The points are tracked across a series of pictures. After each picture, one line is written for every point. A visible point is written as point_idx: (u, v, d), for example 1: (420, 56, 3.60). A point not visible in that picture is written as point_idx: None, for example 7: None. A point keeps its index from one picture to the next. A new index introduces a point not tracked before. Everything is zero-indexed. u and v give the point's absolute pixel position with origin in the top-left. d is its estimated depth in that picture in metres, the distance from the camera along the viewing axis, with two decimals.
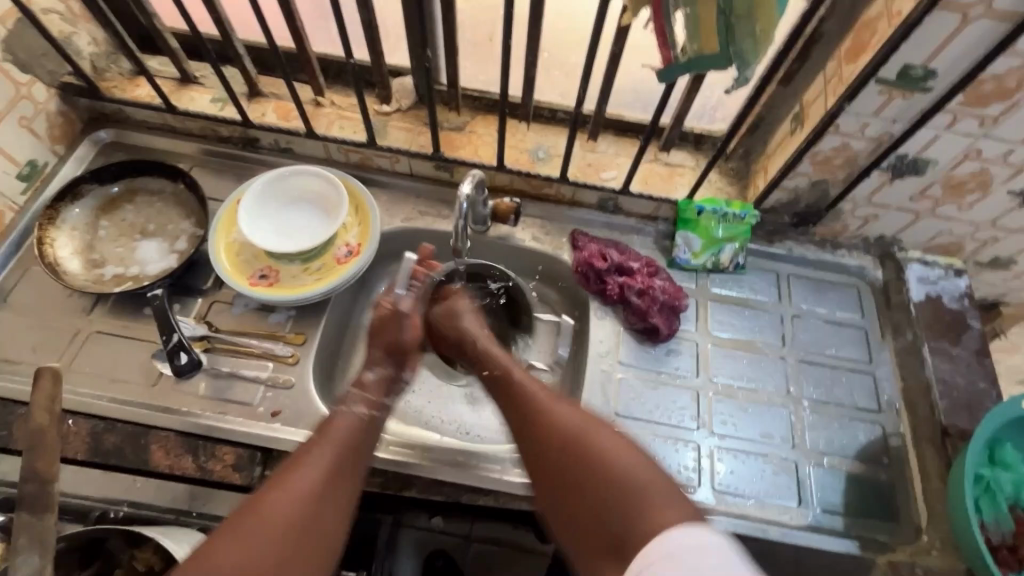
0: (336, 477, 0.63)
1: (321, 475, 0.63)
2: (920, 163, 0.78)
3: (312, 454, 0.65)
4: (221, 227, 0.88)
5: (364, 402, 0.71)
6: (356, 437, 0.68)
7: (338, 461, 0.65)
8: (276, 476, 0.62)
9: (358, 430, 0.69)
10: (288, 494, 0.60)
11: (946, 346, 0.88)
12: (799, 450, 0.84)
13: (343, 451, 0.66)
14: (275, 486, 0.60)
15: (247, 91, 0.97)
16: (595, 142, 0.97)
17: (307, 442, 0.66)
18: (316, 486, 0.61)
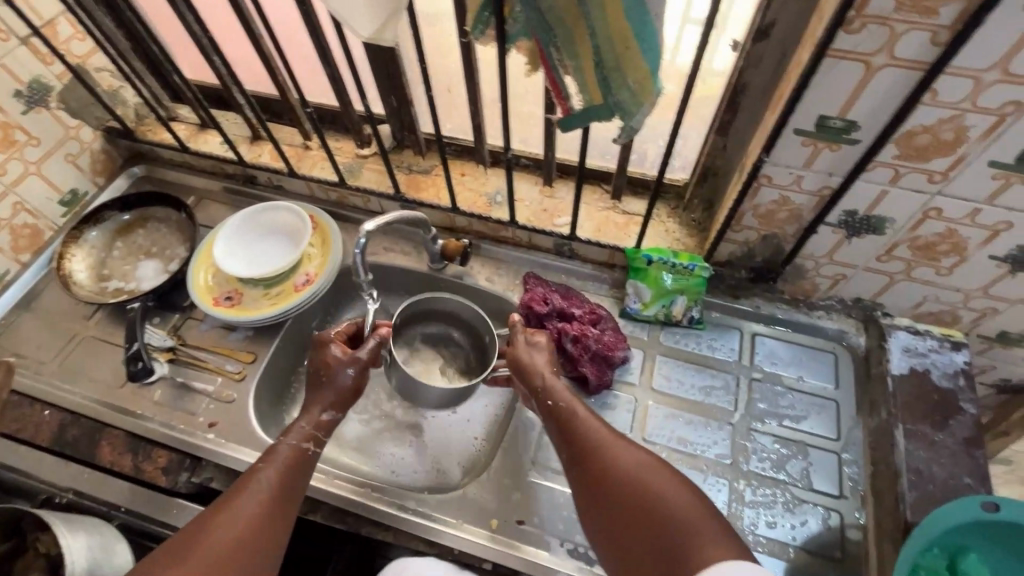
0: (271, 512, 0.65)
1: (255, 510, 0.64)
2: (875, 221, 0.71)
3: (253, 489, 0.66)
4: (202, 253, 0.99)
5: (306, 431, 0.73)
6: (295, 464, 0.70)
7: (275, 493, 0.67)
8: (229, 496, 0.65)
9: (298, 460, 0.70)
10: (225, 527, 0.62)
11: (927, 429, 0.76)
12: (732, 530, 0.75)
13: (281, 481, 0.68)
14: (227, 506, 0.64)
15: (249, 135, 1.10)
16: (554, 188, 0.98)
17: (251, 471, 0.68)
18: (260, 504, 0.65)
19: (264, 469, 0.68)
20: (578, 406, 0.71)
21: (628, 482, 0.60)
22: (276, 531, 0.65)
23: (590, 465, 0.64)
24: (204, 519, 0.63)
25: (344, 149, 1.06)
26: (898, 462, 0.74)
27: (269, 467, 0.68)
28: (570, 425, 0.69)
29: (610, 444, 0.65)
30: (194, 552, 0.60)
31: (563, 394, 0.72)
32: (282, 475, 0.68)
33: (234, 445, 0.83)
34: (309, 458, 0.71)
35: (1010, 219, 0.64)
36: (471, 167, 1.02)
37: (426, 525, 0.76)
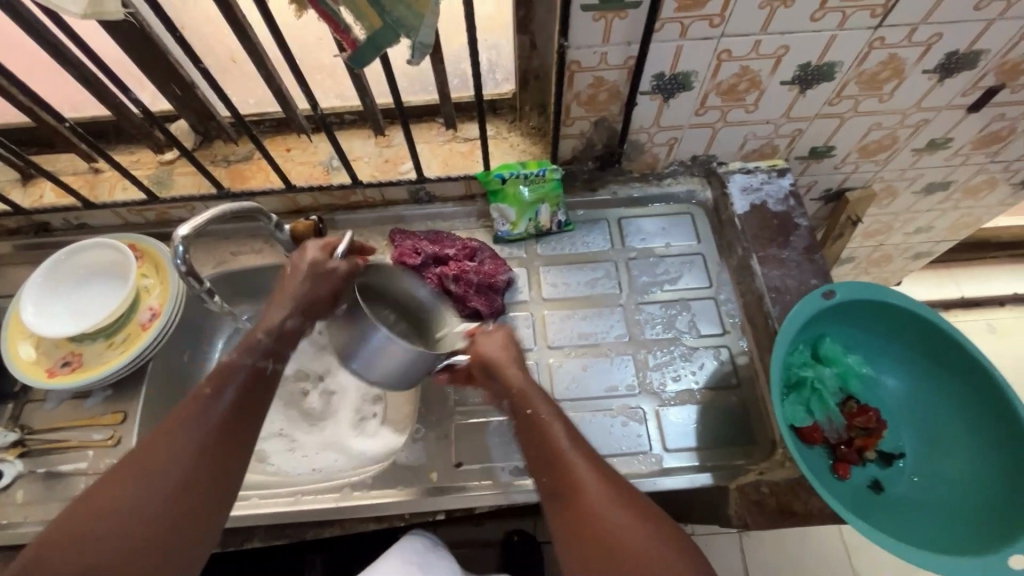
0: (218, 442, 0.58)
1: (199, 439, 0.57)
2: (682, 77, 0.75)
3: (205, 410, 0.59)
4: (13, 324, 0.84)
5: (260, 352, 0.66)
6: (256, 386, 0.63)
7: (226, 424, 0.59)
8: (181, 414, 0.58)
9: (252, 387, 0.63)
10: (163, 451, 0.56)
11: (776, 251, 0.86)
12: (645, 395, 0.81)
13: (233, 407, 0.60)
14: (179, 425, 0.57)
15: (20, 177, 0.92)
16: (389, 136, 0.94)
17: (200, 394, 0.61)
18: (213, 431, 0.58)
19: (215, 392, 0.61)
20: (559, 422, 0.63)
21: (607, 521, 0.55)
22: (227, 465, 0.58)
23: (562, 490, 0.59)
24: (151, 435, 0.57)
25: (144, 161, 0.93)
26: (760, 287, 0.83)
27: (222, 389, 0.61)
28: (546, 446, 0.62)
29: (589, 475, 0.58)
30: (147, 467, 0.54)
31: (536, 400, 0.65)
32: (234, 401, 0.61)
33: None
34: (266, 384, 0.64)
35: (785, 43, 0.71)
36: (293, 139, 0.93)
37: (371, 503, 0.74)
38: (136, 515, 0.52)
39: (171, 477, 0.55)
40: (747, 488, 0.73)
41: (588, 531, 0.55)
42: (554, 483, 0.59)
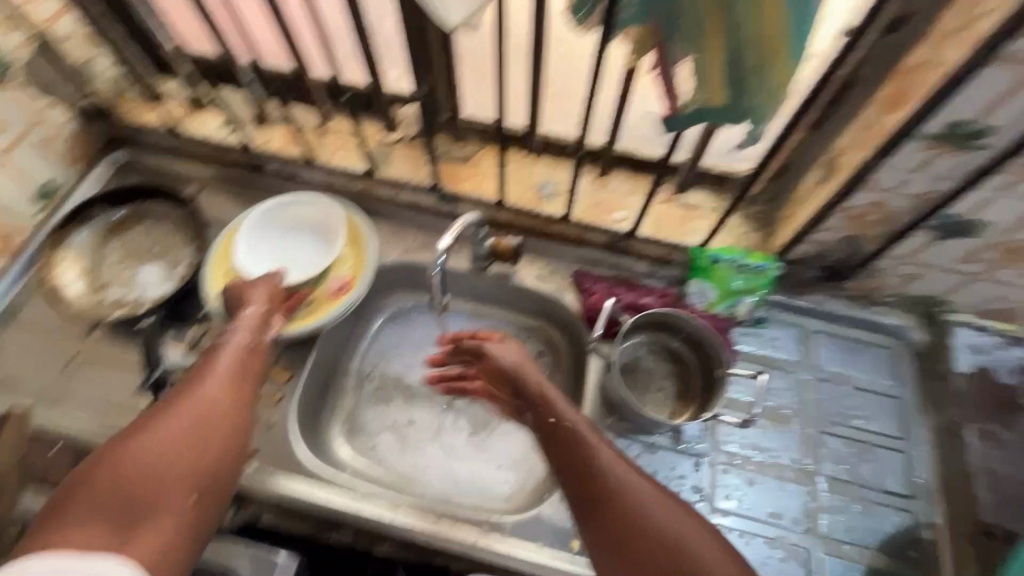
0: (223, 398, 0.63)
1: (210, 397, 0.62)
2: (973, 225, 0.68)
3: (198, 389, 0.63)
4: (219, 254, 0.87)
5: (245, 329, 0.71)
6: (240, 356, 0.68)
7: (220, 393, 0.63)
8: (175, 394, 0.62)
9: (243, 352, 0.69)
10: (180, 415, 0.60)
11: (997, 428, 0.77)
12: (812, 537, 0.75)
13: (231, 371, 0.66)
14: (176, 402, 0.61)
15: (256, 116, 0.96)
16: (607, 179, 0.91)
17: (193, 370, 0.66)
18: (211, 401, 0.62)
19: (212, 358, 0.67)
20: (551, 403, 0.65)
21: (649, 533, 0.55)
22: (231, 420, 0.63)
23: (599, 505, 0.58)
24: (155, 407, 0.61)
25: (369, 133, 0.95)
26: None
27: (220, 355, 0.67)
28: (572, 448, 0.61)
29: (613, 471, 0.59)
30: (145, 443, 0.56)
31: (570, 413, 0.63)
32: (233, 366, 0.67)
33: (283, 475, 0.75)
34: (257, 350, 0.71)
35: None
36: (513, 154, 0.93)
37: (507, 552, 0.72)
38: (160, 478, 0.55)
39: (190, 430, 0.59)
40: None
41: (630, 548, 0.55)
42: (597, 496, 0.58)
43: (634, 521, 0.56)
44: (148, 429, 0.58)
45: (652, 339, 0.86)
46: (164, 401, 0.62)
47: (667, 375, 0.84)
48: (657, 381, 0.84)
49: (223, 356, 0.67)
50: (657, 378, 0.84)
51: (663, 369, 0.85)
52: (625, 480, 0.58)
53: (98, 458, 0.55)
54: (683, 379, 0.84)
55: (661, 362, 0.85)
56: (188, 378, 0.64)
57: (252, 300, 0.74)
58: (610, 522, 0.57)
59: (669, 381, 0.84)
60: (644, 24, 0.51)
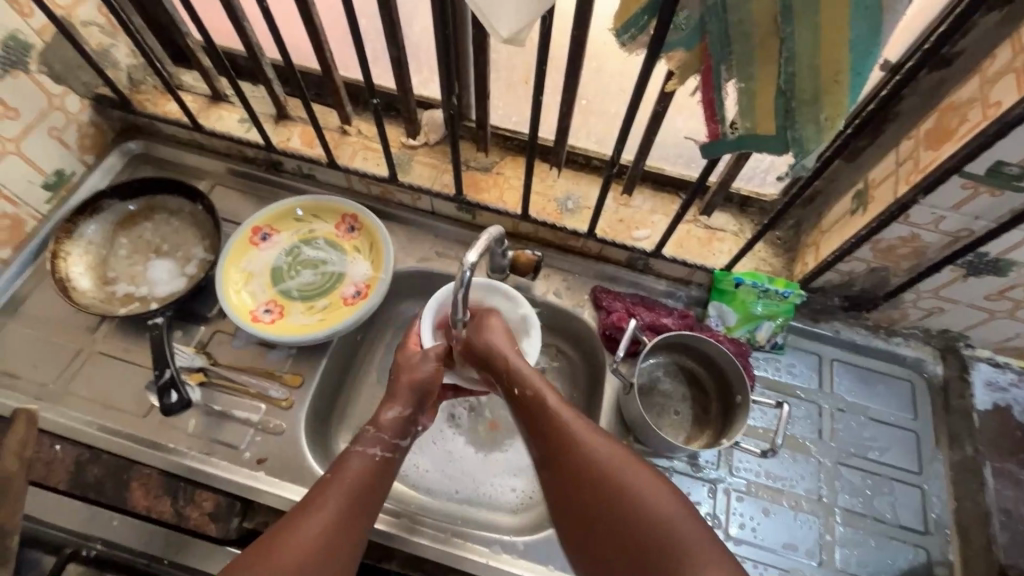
0: (346, 522, 0.61)
1: (329, 518, 0.60)
2: (1003, 264, 0.67)
3: (313, 510, 0.60)
4: (233, 254, 0.86)
5: (380, 441, 0.68)
6: (364, 479, 0.65)
7: (335, 522, 0.60)
8: (293, 514, 0.60)
9: (372, 470, 0.66)
10: (300, 538, 0.58)
11: (1014, 468, 0.76)
12: (826, 570, 0.74)
13: (356, 492, 0.63)
14: (291, 526, 0.59)
15: (275, 114, 0.95)
16: (630, 196, 0.90)
17: (322, 481, 0.64)
18: (321, 533, 0.59)
19: (338, 473, 0.64)
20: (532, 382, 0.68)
21: (592, 468, 0.60)
22: (340, 556, 0.59)
23: (553, 449, 0.63)
24: (282, 520, 0.59)
25: (390, 137, 0.93)
26: (987, 503, 0.74)
27: (346, 470, 0.65)
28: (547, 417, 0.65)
29: (583, 436, 0.63)
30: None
31: (530, 377, 0.68)
32: (354, 488, 0.63)
33: (289, 484, 0.74)
34: (388, 465, 0.68)
35: None
36: (536, 166, 0.91)
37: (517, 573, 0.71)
38: None
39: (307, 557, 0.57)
40: None
41: (576, 486, 0.61)
42: (545, 439, 0.64)
43: (570, 458, 0.62)
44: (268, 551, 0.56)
45: (670, 361, 0.85)
46: (289, 512, 0.61)
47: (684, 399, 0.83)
48: (673, 405, 0.83)
49: (348, 472, 0.65)
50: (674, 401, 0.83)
51: (679, 392, 0.84)
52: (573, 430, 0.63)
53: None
54: (698, 405, 0.83)
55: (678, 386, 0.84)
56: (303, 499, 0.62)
57: (397, 399, 0.72)
58: (560, 464, 0.62)
59: (686, 405, 0.83)
60: (693, 49, 0.50)
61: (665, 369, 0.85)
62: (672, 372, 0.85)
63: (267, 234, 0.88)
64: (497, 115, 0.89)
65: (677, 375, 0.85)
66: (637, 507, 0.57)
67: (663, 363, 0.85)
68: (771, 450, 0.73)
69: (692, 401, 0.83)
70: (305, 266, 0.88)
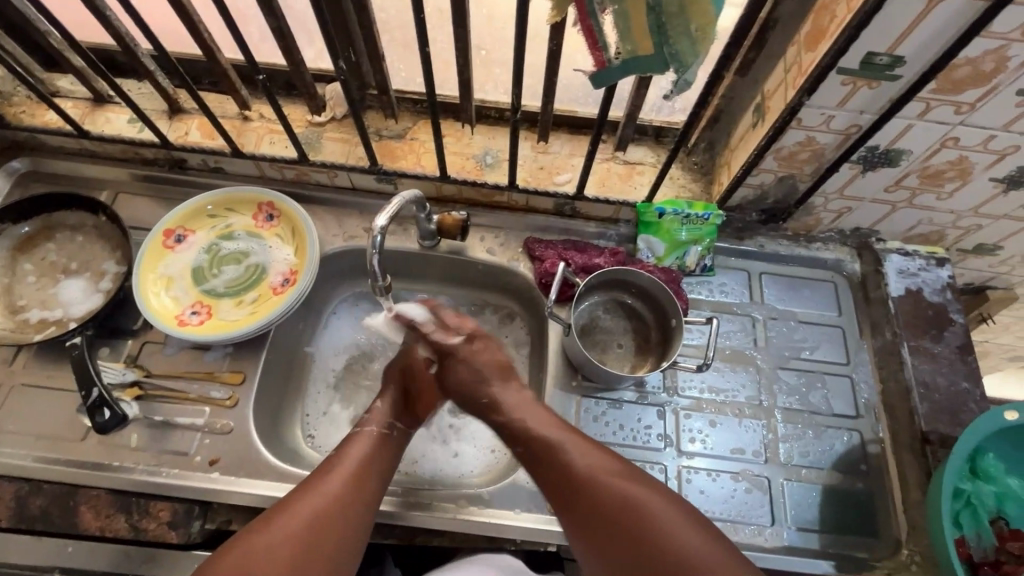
0: (352, 495, 0.62)
1: (333, 492, 0.62)
2: (894, 154, 0.71)
3: (332, 470, 0.64)
4: (147, 260, 0.82)
5: (377, 419, 0.71)
6: (376, 449, 0.68)
7: (346, 484, 0.63)
8: (311, 478, 0.63)
9: (374, 446, 0.68)
10: (303, 509, 0.59)
11: (928, 344, 0.83)
12: (772, 466, 0.79)
13: (361, 465, 0.65)
14: (306, 489, 0.62)
15: (167, 108, 0.89)
16: (546, 143, 0.90)
17: (329, 458, 0.66)
18: (336, 497, 0.61)
19: (347, 449, 0.67)
20: (548, 432, 0.67)
21: (603, 503, 0.60)
22: (357, 515, 0.61)
23: (569, 487, 0.63)
24: (291, 490, 0.62)
25: (294, 117, 0.90)
26: (908, 378, 0.81)
27: (354, 447, 0.67)
28: (555, 458, 0.65)
29: (603, 470, 0.63)
30: (276, 529, 0.57)
31: (528, 418, 0.69)
32: (362, 460, 0.66)
33: (248, 479, 0.73)
34: (387, 442, 0.70)
35: (1018, 144, 0.67)
36: (449, 126, 0.90)
37: (487, 524, 0.73)
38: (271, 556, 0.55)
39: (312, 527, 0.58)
40: None
41: (600, 522, 0.60)
42: (553, 476, 0.64)
43: (579, 495, 0.62)
44: (274, 519, 0.58)
45: (607, 299, 0.87)
46: (292, 491, 0.62)
47: (625, 335, 0.86)
48: (614, 341, 0.86)
49: (357, 448, 0.67)
50: (616, 339, 0.86)
51: (620, 330, 0.86)
52: (590, 468, 0.63)
53: (233, 541, 0.57)
54: (642, 337, 0.86)
55: (618, 322, 0.87)
56: (325, 464, 0.65)
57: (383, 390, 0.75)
58: (580, 505, 0.61)
59: (628, 338, 0.86)
60: None
61: (601, 309, 0.87)
62: (608, 309, 0.87)
63: (182, 235, 0.85)
64: (401, 77, 0.87)
65: (615, 313, 0.87)
66: (674, 546, 0.56)
67: (597, 304, 0.87)
68: (705, 364, 0.77)
69: (634, 336, 0.86)
70: (227, 261, 0.85)
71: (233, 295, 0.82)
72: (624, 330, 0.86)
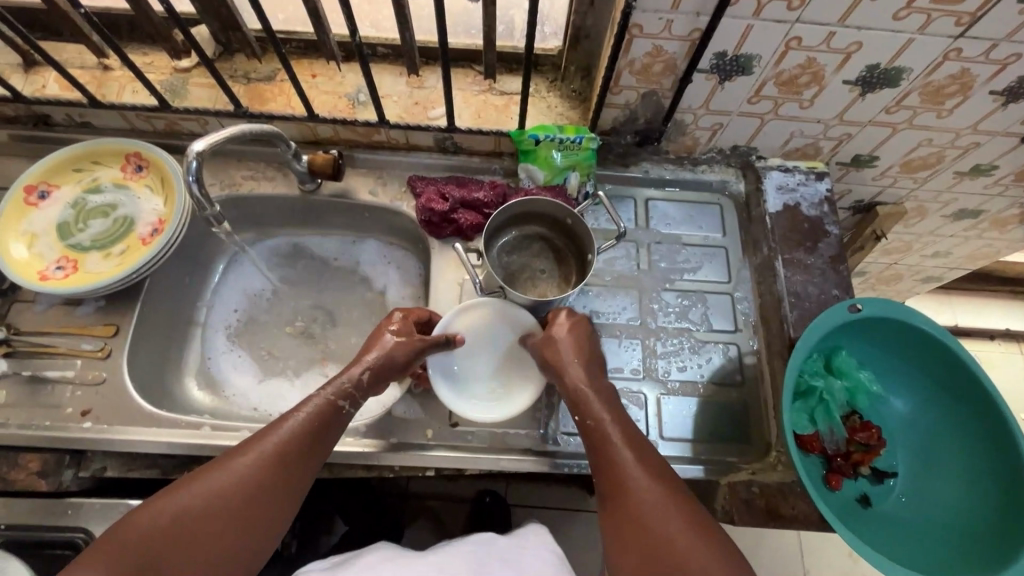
0: (279, 475, 0.57)
1: (254, 466, 0.56)
2: (744, 60, 0.70)
3: (265, 443, 0.58)
4: (6, 218, 0.80)
5: (336, 387, 0.64)
6: (323, 423, 0.62)
7: (276, 462, 0.57)
8: (243, 446, 0.58)
9: (324, 419, 0.62)
10: (221, 481, 0.55)
11: (801, 256, 0.84)
12: (650, 382, 0.81)
13: (301, 441, 0.60)
14: (237, 459, 0.57)
15: (21, 62, 0.86)
16: (421, 77, 0.88)
17: (271, 426, 0.60)
18: (258, 477, 0.56)
19: (286, 419, 0.61)
20: (612, 424, 0.61)
21: (640, 510, 0.55)
22: (276, 500, 0.57)
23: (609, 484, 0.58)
24: (214, 461, 0.57)
25: (156, 64, 0.87)
26: (780, 289, 0.82)
27: (295, 416, 0.61)
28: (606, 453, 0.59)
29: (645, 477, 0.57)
30: (189, 501, 0.53)
31: (595, 407, 0.62)
32: (305, 435, 0.60)
33: (120, 426, 0.73)
34: (336, 418, 0.63)
35: (859, 39, 0.67)
36: (319, 65, 0.88)
37: (363, 453, 0.74)
38: (178, 529, 0.52)
39: (221, 502, 0.54)
40: (738, 487, 0.74)
41: (633, 531, 0.55)
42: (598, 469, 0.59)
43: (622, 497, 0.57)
44: (189, 487, 0.54)
45: (521, 235, 0.86)
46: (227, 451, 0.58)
47: (544, 259, 0.86)
48: (531, 264, 0.85)
49: (297, 418, 0.61)
50: (536, 265, 0.85)
51: (536, 253, 0.86)
52: (636, 473, 0.57)
53: (143, 504, 0.53)
54: (559, 259, 0.85)
55: (533, 246, 0.86)
56: (266, 429, 0.60)
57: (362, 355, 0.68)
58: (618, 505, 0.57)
59: (546, 261, 0.85)
60: None
61: (511, 237, 0.86)
62: (518, 238, 0.86)
63: (45, 190, 0.83)
64: None
65: (525, 240, 0.86)
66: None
67: (507, 236, 0.86)
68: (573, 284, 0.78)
69: (556, 259, 0.85)
70: (94, 215, 0.83)
71: (101, 249, 0.81)
72: (542, 254, 0.86)
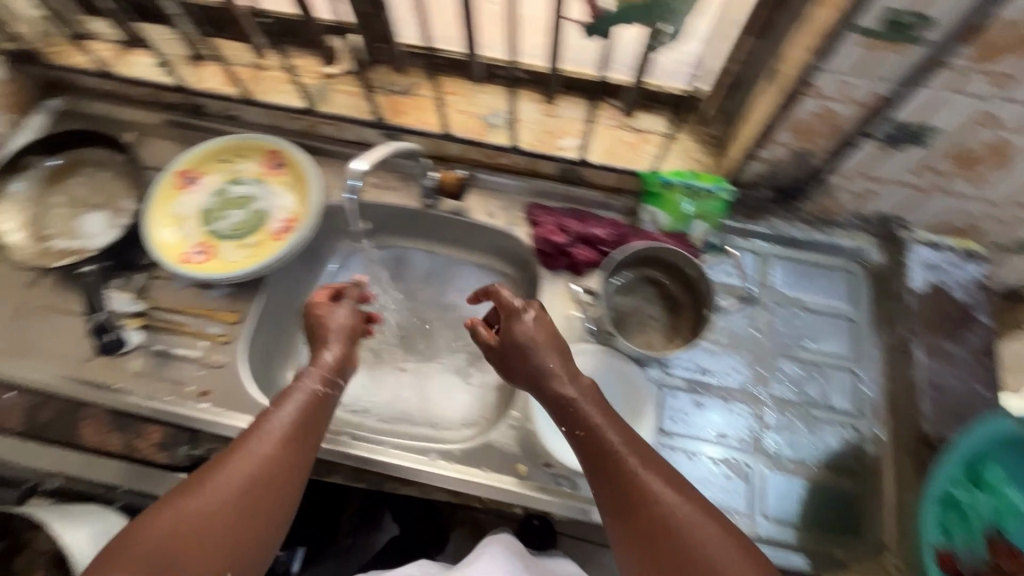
0: (285, 461, 0.59)
1: (263, 457, 0.59)
2: (921, 132, 0.65)
3: (261, 433, 0.60)
4: (158, 200, 0.85)
5: (319, 375, 0.67)
6: (306, 410, 0.64)
7: (277, 449, 0.60)
8: (238, 442, 0.60)
9: (310, 404, 0.64)
10: (233, 470, 0.57)
11: (944, 344, 0.76)
12: (757, 454, 0.76)
13: (293, 428, 0.62)
14: (241, 449, 0.59)
15: (189, 55, 0.92)
16: (555, 106, 0.88)
17: (258, 418, 0.62)
18: (268, 463, 0.58)
19: (268, 413, 0.62)
20: (625, 444, 0.59)
21: (667, 532, 0.54)
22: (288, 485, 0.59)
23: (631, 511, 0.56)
24: (218, 457, 0.59)
25: (306, 67, 0.91)
26: (915, 377, 0.75)
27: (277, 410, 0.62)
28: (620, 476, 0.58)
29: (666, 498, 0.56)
30: (204, 496, 0.55)
31: (602, 426, 0.61)
32: (294, 421, 0.62)
33: (234, 412, 0.77)
34: (322, 402, 0.65)
35: None
36: (457, 84, 0.89)
37: (455, 478, 0.74)
38: (196, 526, 0.54)
39: (236, 492, 0.56)
40: None
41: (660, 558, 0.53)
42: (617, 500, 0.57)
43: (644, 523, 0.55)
44: (203, 483, 0.56)
45: (637, 278, 0.84)
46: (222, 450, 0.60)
47: (658, 307, 0.83)
48: (644, 309, 0.83)
49: (283, 412, 0.62)
50: (648, 311, 0.83)
51: (650, 298, 0.83)
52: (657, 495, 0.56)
53: (156, 507, 0.55)
54: (674, 307, 0.82)
55: (649, 291, 0.83)
56: (253, 424, 0.61)
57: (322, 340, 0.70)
58: (643, 532, 0.55)
59: (659, 309, 0.83)
60: None
61: (627, 279, 0.84)
62: (634, 281, 0.84)
63: (194, 177, 0.88)
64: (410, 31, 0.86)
65: (640, 283, 0.84)
66: None
67: (625, 279, 0.84)
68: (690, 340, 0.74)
69: (669, 309, 0.83)
70: (233, 205, 0.88)
71: (236, 239, 0.85)
72: (656, 301, 0.83)
